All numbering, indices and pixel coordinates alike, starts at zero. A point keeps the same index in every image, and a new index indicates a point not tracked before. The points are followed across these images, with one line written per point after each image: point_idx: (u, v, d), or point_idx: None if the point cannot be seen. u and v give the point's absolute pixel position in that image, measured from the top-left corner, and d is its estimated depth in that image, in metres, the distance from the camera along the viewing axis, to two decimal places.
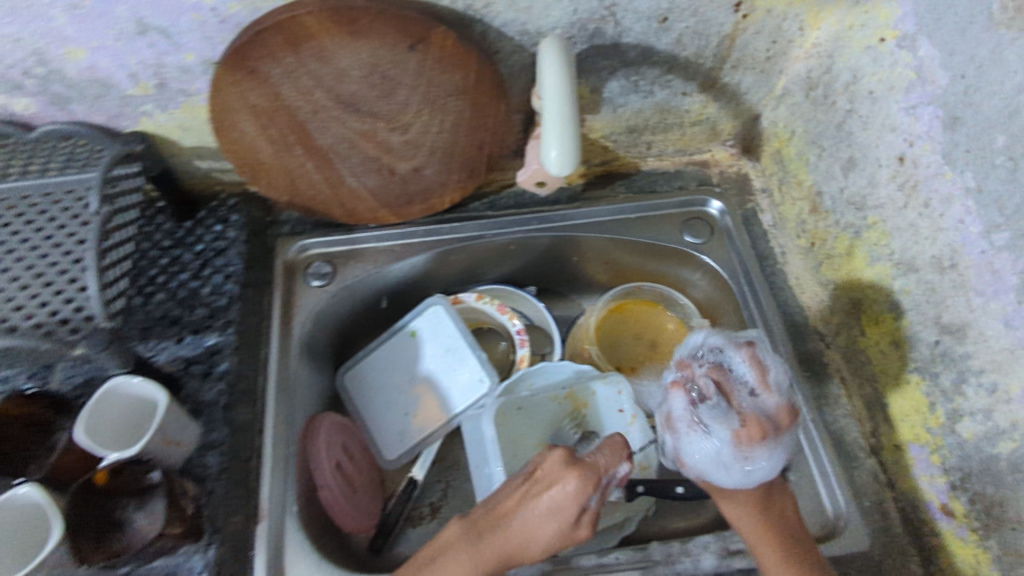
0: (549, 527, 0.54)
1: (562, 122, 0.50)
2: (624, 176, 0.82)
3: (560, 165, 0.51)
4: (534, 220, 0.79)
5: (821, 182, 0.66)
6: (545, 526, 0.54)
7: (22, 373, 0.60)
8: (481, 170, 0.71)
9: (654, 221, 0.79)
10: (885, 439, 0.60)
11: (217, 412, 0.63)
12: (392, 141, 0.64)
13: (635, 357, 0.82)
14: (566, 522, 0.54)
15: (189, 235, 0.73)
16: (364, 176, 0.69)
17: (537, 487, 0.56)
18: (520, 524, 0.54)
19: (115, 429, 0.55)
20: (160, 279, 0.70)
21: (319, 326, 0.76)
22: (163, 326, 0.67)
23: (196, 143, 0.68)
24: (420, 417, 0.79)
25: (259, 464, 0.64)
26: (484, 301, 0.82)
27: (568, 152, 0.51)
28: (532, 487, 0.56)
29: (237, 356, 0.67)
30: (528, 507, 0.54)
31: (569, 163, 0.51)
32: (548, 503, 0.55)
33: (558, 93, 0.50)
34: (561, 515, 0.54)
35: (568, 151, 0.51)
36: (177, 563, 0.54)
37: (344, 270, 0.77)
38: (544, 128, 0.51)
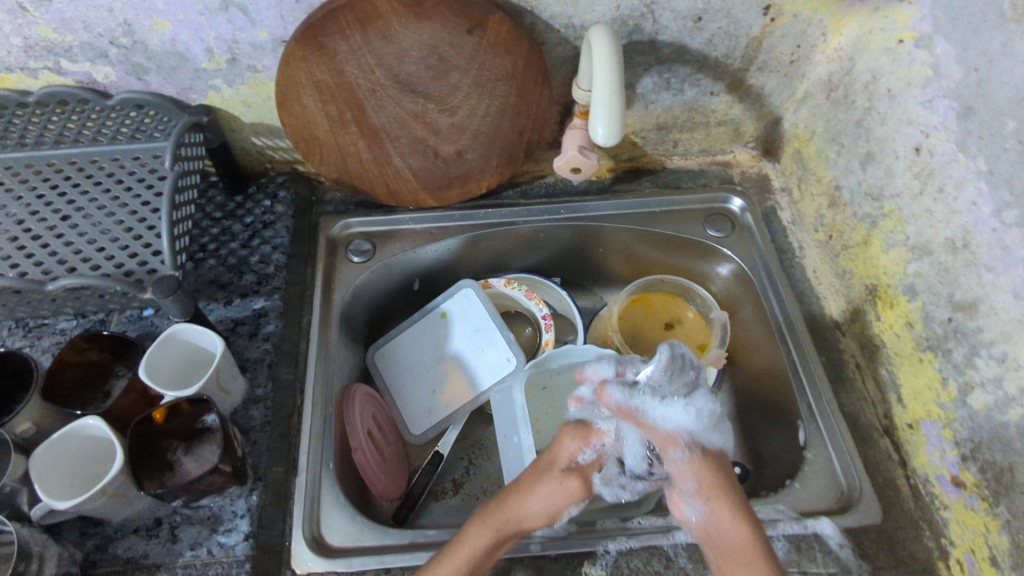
0: (552, 497, 0.56)
1: (610, 103, 0.59)
2: (649, 172, 0.87)
3: (605, 138, 0.59)
4: (562, 209, 0.83)
5: (839, 176, 0.70)
6: (546, 497, 0.56)
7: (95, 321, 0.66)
8: (519, 157, 0.77)
9: (678, 215, 0.83)
10: (898, 420, 0.63)
11: (262, 369, 0.66)
12: (440, 123, 0.72)
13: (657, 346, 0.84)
14: (567, 484, 0.56)
15: (240, 208, 0.78)
16: (409, 157, 0.75)
17: (541, 466, 0.58)
18: (523, 497, 0.56)
19: (171, 372, 0.59)
20: (210, 247, 0.74)
21: (356, 301, 0.80)
22: (213, 289, 0.71)
23: (255, 119, 0.75)
24: (447, 394, 0.80)
25: (299, 421, 0.67)
26: (513, 286, 0.86)
27: (613, 129, 0.60)
28: (534, 467, 0.58)
29: (281, 320, 0.70)
30: (534, 468, 0.57)
31: (614, 138, 0.60)
32: (552, 474, 0.57)
33: (607, 78, 0.58)
34: (564, 483, 0.56)
35: (613, 127, 0.59)
36: (222, 503, 0.57)
37: (382, 247, 0.81)
38: (594, 107, 0.59)
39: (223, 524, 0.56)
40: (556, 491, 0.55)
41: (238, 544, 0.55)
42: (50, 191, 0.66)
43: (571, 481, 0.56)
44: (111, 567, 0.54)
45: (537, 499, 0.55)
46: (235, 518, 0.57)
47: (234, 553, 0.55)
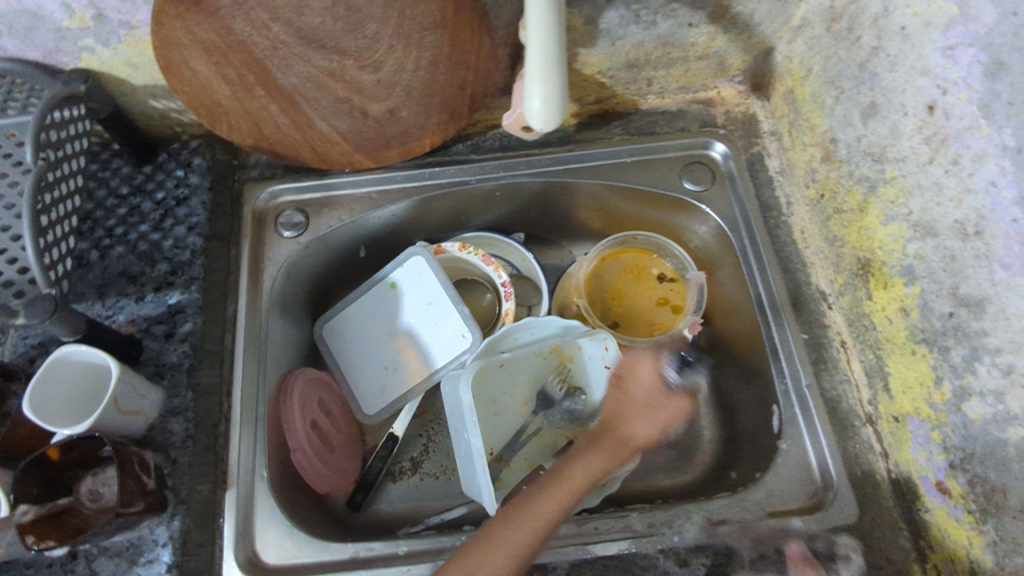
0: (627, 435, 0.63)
1: (549, 85, 0.46)
2: (620, 115, 0.75)
3: (544, 126, 0.49)
4: (521, 164, 0.73)
5: (836, 128, 0.60)
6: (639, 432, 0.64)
7: None
8: (464, 112, 0.66)
9: (653, 166, 0.73)
10: (884, 409, 0.57)
11: (180, 375, 0.59)
12: (363, 80, 0.60)
13: (636, 307, 0.79)
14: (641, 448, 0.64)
15: (148, 182, 0.68)
16: (334, 120, 0.63)
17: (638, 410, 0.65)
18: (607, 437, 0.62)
19: (67, 398, 0.52)
20: (118, 231, 0.65)
21: (291, 279, 0.72)
22: (123, 282, 0.62)
23: (148, 81, 0.64)
24: (399, 372, 0.75)
25: (228, 429, 0.61)
26: (468, 250, 0.76)
27: (553, 106, 0.47)
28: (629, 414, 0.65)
29: (202, 316, 0.63)
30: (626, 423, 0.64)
31: (555, 112, 0.48)
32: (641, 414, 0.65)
33: (546, 73, 0.46)
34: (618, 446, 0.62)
35: (551, 115, 0.48)
36: (140, 535, 0.52)
37: (317, 218, 0.72)
38: (528, 72, 0.47)
39: (143, 561, 0.51)
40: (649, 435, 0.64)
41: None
42: None
43: (648, 411, 0.65)
44: None
45: (644, 426, 0.64)
46: (156, 547, 0.51)
47: None
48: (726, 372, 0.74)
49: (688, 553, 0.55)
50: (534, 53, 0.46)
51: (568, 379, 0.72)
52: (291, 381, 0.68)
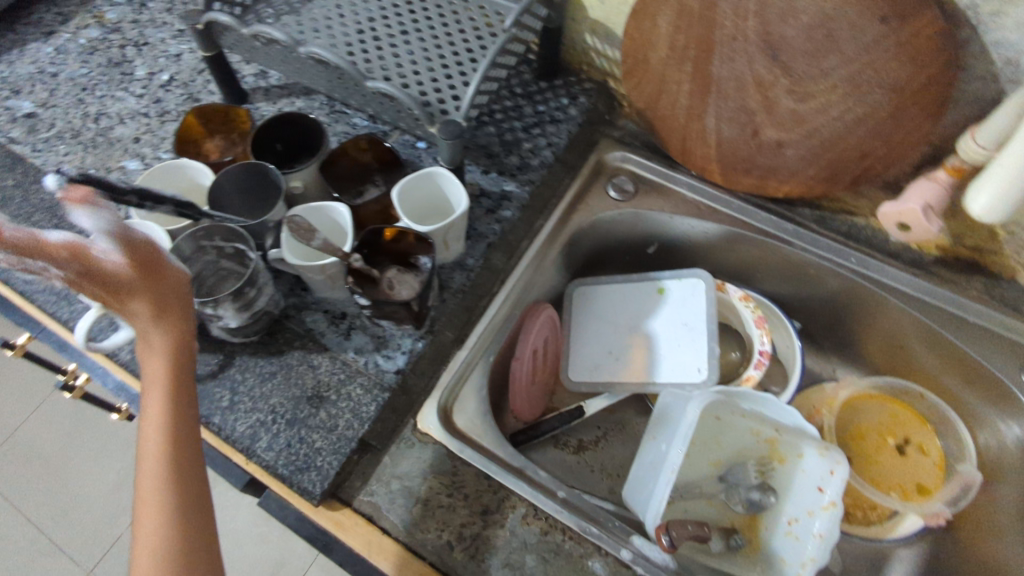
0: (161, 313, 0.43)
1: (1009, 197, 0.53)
2: (987, 274, 0.68)
3: (984, 215, 0.55)
4: (853, 261, 0.70)
5: None
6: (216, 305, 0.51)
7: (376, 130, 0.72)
8: (843, 181, 0.66)
9: (992, 339, 0.65)
10: None
11: (481, 244, 0.67)
12: (781, 104, 0.62)
13: (882, 468, 0.71)
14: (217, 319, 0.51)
15: (539, 94, 0.79)
16: (724, 124, 0.67)
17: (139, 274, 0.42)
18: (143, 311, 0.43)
19: (417, 204, 0.64)
20: (497, 116, 0.77)
21: (591, 231, 0.78)
22: (479, 153, 0.75)
23: (601, 18, 0.73)
24: (620, 361, 0.76)
25: (484, 305, 0.68)
26: (747, 304, 0.76)
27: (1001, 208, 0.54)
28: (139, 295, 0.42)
29: (520, 211, 0.71)
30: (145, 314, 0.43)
31: (997, 216, 0.55)
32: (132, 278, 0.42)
33: (1006, 193, 0.53)
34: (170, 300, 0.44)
35: (996, 211, 0.54)
36: (392, 333, 0.60)
37: (643, 196, 0.77)
38: (988, 176, 0.54)
39: (388, 348, 0.60)
40: (150, 259, 0.43)
41: (389, 373, 0.58)
42: (415, 5, 0.70)
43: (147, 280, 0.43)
44: (297, 328, 0.60)
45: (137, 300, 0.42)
46: (398, 350, 0.60)
47: (381, 380, 0.58)
48: None
49: None
50: (1001, 175, 0.53)
51: (766, 475, 0.68)
52: (547, 310, 0.72)
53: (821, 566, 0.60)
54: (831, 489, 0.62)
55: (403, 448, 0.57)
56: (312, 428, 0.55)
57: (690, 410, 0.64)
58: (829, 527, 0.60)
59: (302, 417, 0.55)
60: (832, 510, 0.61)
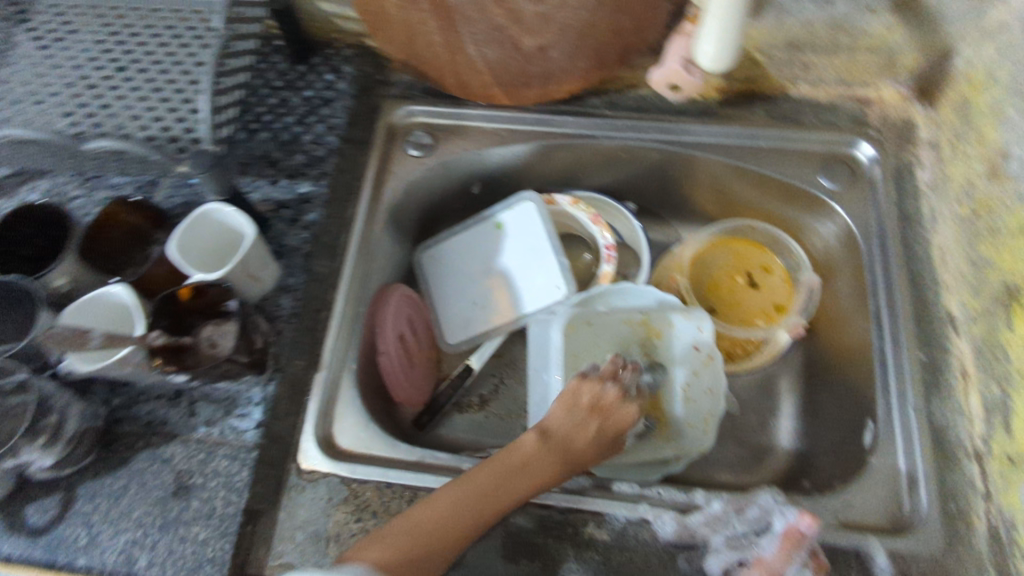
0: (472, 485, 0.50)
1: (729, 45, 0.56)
2: (765, 99, 0.72)
3: (714, 64, 0.59)
4: (652, 129, 0.72)
5: (1012, 141, 0.55)
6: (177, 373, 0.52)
7: (132, 185, 0.63)
8: (612, 61, 0.66)
9: (789, 156, 0.70)
10: (996, 448, 0.53)
11: (297, 258, 0.63)
12: (523, 9, 0.62)
13: (741, 303, 0.78)
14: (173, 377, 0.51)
15: (300, 80, 0.73)
16: (484, 47, 0.65)
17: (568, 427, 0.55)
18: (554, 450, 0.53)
19: (203, 251, 0.56)
20: (266, 118, 0.70)
21: (409, 197, 0.75)
22: (262, 164, 0.67)
23: None
24: (487, 308, 0.76)
25: (326, 319, 0.64)
26: (578, 206, 0.78)
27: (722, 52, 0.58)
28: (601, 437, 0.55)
29: (326, 210, 0.66)
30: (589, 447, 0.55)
31: (721, 59, 0.59)
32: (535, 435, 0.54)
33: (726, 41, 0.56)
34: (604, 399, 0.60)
35: (722, 59, 0.58)
36: (238, 389, 0.56)
37: (444, 144, 0.74)
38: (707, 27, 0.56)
39: (239, 407, 0.55)
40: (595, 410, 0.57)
41: (249, 431, 0.55)
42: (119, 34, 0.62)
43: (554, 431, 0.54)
44: (132, 428, 0.54)
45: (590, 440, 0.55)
46: (250, 404, 0.56)
47: (244, 439, 0.54)
48: (823, 384, 0.71)
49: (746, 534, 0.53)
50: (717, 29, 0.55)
51: (652, 354, 0.70)
52: (398, 289, 0.72)
53: (718, 415, 0.68)
54: (705, 344, 0.69)
55: (296, 498, 0.55)
56: (189, 523, 0.51)
57: (554, 335, 0.68)
58: (714, 379, 0.68)
59: (173, 518, 0.51)
60: (712, 363, 0.68)
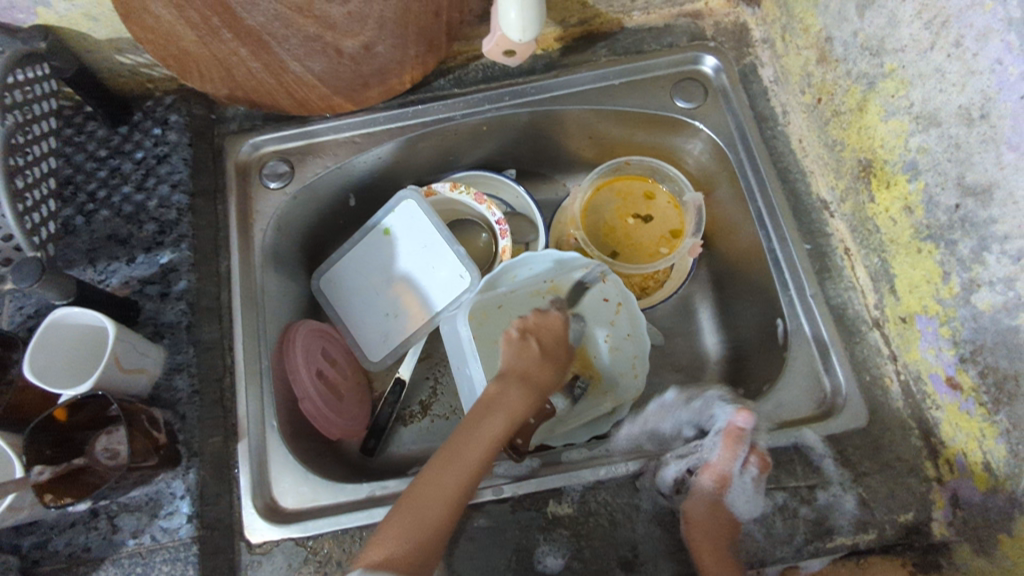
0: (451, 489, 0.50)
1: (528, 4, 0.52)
2: (605, 36, 0.72)
3: (522, 34, 0.53)
4: (505, 96, 0.71)
5: (831, 25, 0.57)
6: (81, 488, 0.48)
7: None
8: (442, 42, 0.65)
9: (641, 86, 0.71)
10: (890, 312, 0.57)
11: (180, 333, 0.58)
12: (333, 14, 0.57)
13: (641, 238, 0.79)
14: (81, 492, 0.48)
15: (126, 142, 0.66)
16: (308, 60, 0.61)
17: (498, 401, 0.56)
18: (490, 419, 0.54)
19: (67, 364, 0.51)
20: (101, 195, 0.63)
21: (283, 232, 0.71)
22: (112, 245, 0.61)
23: (110, 34, 0.60)
24: (399, 317, 0.74)
25: (233, 381, 0.61)
26: (459, 190, 0.75)
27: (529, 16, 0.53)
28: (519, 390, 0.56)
29: (195, 274, 0.62)
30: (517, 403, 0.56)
31: (531, 25, 0.53)
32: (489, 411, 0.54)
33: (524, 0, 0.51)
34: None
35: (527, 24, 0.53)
36: (157, 489, 0.53)
37: (302, 167, 0.70)
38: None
39: (162, 509, 0.52)
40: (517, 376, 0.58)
41: (182, 527, 0.52)
42: None
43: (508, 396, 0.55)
44: (55, 564, 0.51)
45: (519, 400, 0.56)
46: (174, 500, 0.52)
47: (179, 536, 0.51)
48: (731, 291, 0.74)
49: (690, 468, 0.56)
50: None
51: None
52: (302, 325, 0.69)
53: (643, 352, 0.70)
54: (612, 294, 0.71)
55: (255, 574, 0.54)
56: None
57: (463, 329, 0.68)
58: (629, 323, 0.70)
59: None
60: (624, 308, 0.70)
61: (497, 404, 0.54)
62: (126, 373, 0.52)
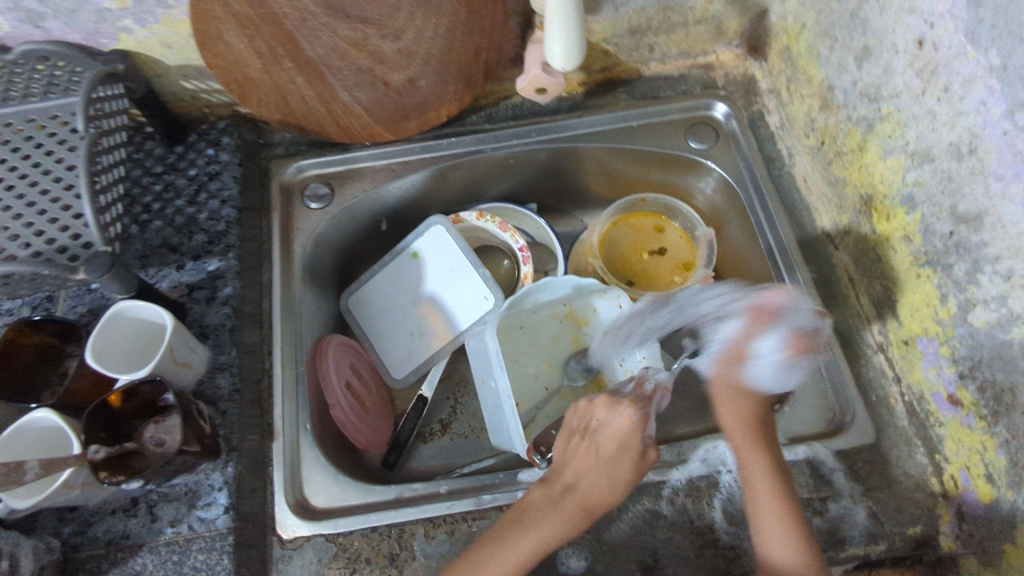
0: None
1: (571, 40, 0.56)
2: (625, 83, 0.79)
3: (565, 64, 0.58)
4: (533, 132, 0.77)
5: (833, 76, 0.63)
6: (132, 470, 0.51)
7: (26, 306, 0.60)
8: (478, 80, 0.70)
9: (658, 128, 0.77)
10: (893, 336, 0.61)
11: (224, 335, 0.62)
12: (385, 50, 0.63)
13: (655, 271, 0.83)
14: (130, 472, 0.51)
15: (181, 160, 0.70)
16: (356, 91, 0.67)
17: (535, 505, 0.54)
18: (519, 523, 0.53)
19: (122, 355, 0.55)
20: (155, 207, 0.67)
21: (320, 250, 0.75)
22: (163, 253, 0.65)
23: (180, 62, 0.66)
24: (424, 336, 0.78)
25: (270, 384, 0.65)
26: (485, 219, 0.81)
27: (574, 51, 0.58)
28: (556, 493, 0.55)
29: (240, 281, 0.66)
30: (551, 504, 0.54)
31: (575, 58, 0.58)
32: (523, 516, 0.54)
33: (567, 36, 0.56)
34: (584, 446, 0.57)
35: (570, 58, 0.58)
36: (197, 480, 0.55)
37: (342, 190, 0.75)
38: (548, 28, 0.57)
39: (202, 499, 0.54)
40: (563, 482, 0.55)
41: (219, 518, 0.54)
42: None
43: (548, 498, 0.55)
44: (93, 551, 0.53)
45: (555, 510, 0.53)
46: (212, 491, 0.55)
47: (216, 526, 0.54)
48: None
49: (700, 479, 0.59)
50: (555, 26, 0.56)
51: (584, 341, 0.78)
52: (334, 338, 0.72)
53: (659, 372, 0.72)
54: (628, 317, 0.76)
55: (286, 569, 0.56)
56: None
57: (490, 341, 0.70)
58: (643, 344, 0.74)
59: None
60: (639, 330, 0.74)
61: (522, 512, 0.54)
62: (176, 366, 0.55)
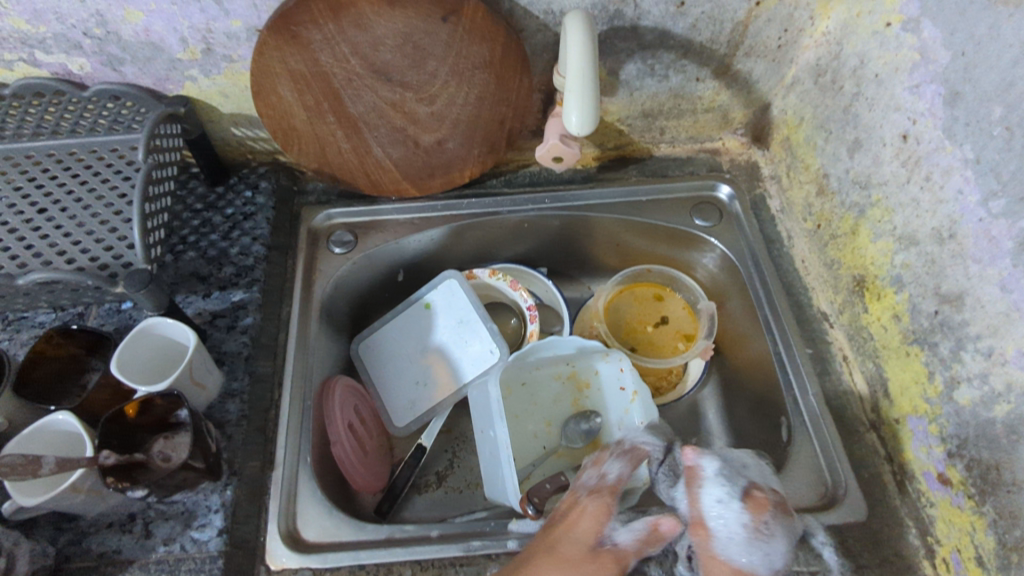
0: None
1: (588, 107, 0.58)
2: (636, 161, 0.85)
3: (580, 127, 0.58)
4: (547, 199, 0.82)
5: (827, 164, 0.68)
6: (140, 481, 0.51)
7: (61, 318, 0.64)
8: (501, 146, 0.76)
9: (665, 204, 0.82)
10: (885, 414, 0.62)
11: (239, 362, 0.65)
12: (419, 112, 0.70)
13: (659, 343, 0.85)
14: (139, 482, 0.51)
15: (220, 200, 0.76)
16: (389, 148, 0.73)
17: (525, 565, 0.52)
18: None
19: (141, 368, 0.59)
20: (191, 239, 0.72)
21: (338, 293, 0.79)
22: (192, 281, 0.69)
23: (234, 110, 0.73)
24: (428, 385, 0.80)
25: (276, 415, 0.67)
26: (497, 277, 0.85)
27: (589, 118, 0.58)
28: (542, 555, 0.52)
29: (260, 313, 0.69)
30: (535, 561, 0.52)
31: (589, 126, 0.59)
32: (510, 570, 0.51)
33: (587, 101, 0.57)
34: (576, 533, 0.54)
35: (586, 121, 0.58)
36: (196, 500, 0.56)
37: (364, 239, 0.80)
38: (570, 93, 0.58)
39: (197, 519, 0.55)
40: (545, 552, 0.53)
41: (212, 540, 0.55)
42: (40, 175, 0.63)
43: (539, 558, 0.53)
44: (84, 563, 0.53)
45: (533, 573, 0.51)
46: (209, 513, 0.56)
47: (207, 548, 0.54)
48: (738, 394, 0.79)
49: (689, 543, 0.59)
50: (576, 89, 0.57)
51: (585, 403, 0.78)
52: (342, 381, 0.74)
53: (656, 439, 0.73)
54: (628, 382, 0.76)
55: None
56: None
57: (493, 390, 0.72)
58: (642, 409, 0.73)
59: None
60: (637, 395, 0.74)
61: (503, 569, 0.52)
62: (192, 384, 0.58)
